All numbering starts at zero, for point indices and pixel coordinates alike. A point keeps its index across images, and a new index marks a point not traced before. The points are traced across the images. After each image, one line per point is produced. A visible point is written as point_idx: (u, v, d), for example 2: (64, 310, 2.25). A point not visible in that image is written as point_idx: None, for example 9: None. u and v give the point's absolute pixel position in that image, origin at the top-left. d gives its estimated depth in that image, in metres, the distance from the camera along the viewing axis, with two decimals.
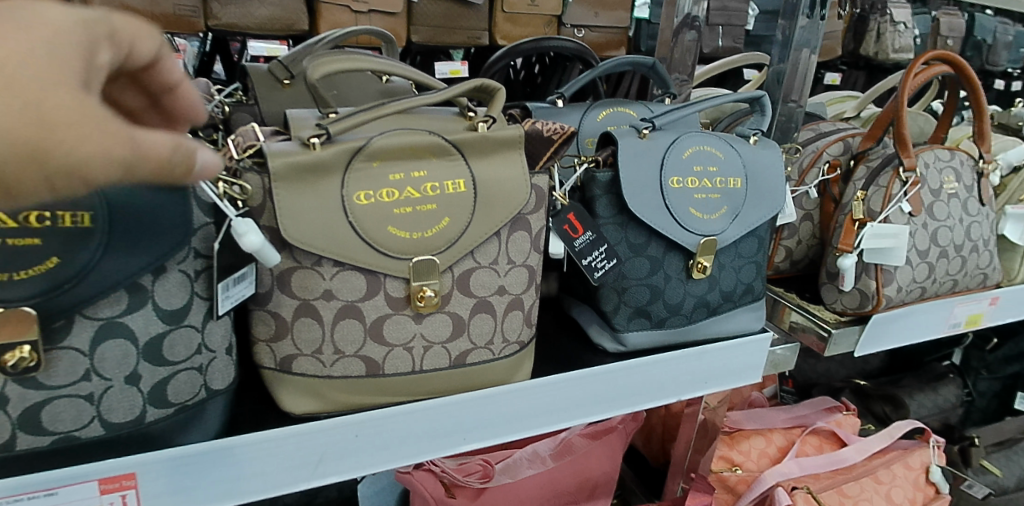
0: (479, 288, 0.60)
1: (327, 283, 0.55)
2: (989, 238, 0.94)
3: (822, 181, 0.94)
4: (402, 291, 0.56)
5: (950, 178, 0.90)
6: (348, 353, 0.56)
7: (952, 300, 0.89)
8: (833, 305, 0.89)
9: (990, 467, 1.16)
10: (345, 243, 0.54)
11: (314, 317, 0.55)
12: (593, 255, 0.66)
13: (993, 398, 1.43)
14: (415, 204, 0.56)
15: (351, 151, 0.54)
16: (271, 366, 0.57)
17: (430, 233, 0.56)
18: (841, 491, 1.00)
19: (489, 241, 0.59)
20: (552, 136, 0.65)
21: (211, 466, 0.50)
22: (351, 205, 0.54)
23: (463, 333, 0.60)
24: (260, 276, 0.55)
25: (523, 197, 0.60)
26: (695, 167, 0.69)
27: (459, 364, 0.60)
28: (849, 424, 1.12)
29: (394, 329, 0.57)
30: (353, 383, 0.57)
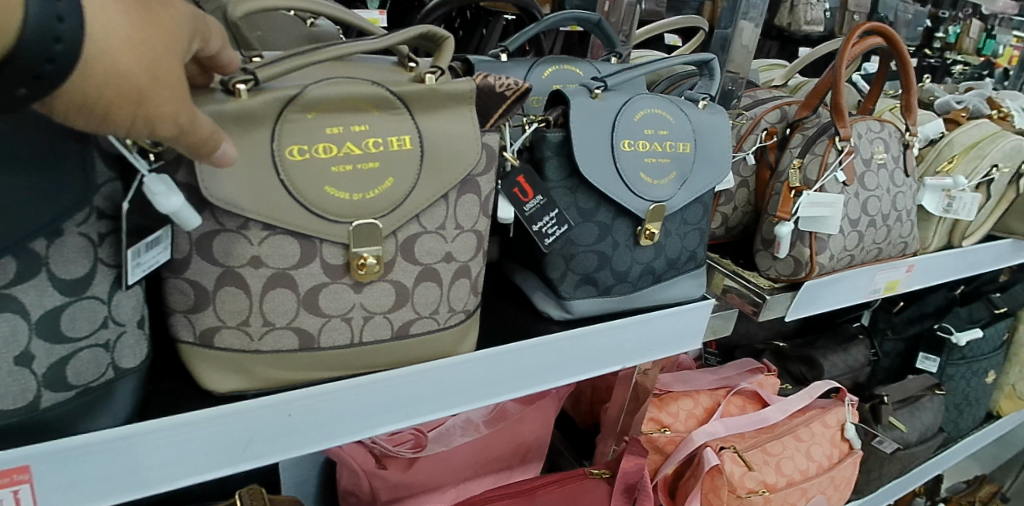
0: (424, 255, 0.56)
1: (255, 249, 0.49)
2: (911, 208, 0.98)
3: (759, 148, 0.94)
4: (340, 258, 0.52)
5: (879, 149, 0.92)
6: (279, 326, 0.51)
7: (876, 267, 0.92)
8: (767, 272, 0.90)
9: (898, 424, 1.25)
10: (276, 204, 0.48)
11: (241, 285, 0.50)
12: (543, 220, 0.63)
13: (897, 357, 1.52)
14: (355, 161, 0.50)
15: (282, 100, 0.47)
16: (191, 340, 0.51)
17: (372, 195, 0.51)
18: (765, 450, 1.03)
19: (435, 205, 0.55)
20: (506, 93, 0.60)
21: (125, 454, 0.44)
22: (282, 160, 0.48)
23: (406, 303, 0.56)
24: (177, 240, 0.48)
25: (473, 157, 0.56)
26: (646, 130, 0.67)
27: (402, 336, 0.56)
28: (770, 384, 1.16)
29: (332, 299, 0.52)
30: (285, 358, 0.52)
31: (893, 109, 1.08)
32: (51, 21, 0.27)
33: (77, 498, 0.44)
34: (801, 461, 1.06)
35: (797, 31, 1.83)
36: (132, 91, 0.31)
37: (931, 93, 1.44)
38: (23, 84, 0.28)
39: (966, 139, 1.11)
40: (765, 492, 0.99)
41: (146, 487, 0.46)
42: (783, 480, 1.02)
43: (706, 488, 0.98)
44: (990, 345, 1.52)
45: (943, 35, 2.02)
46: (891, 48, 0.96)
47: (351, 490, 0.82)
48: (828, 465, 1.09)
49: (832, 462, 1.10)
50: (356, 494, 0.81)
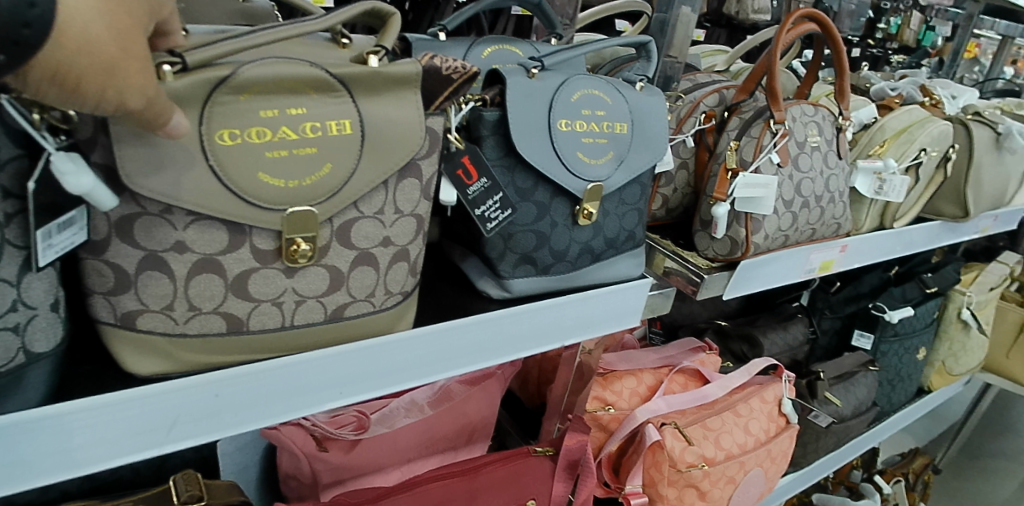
0: (360, 240, 0.55)
1: (179, 234, 0.48)
2: (844, 190, 1.01)
3: (698, 131, 0.96)
4: (272, 244, 0.51)
5: (813, 132, 0.95)
6: (205, 310, 0.50)
7: (809, 248, 0.95)
8: (705, 252, 0.92)
9: (833, 399, 1.30)
10: (205, 189, 0.47)
11: (165, 270, 0.48)
12: (487, 204, 0.63)
13: (834, 335, 1.58)
14: (291, 147, 0.49)
15: (213, 81, 0.45)
16: (113, 322, 0.49)
17: (309, 181, 0.50)
18: (704, 425, 1.07)
19: (374, 191, 0.55)
20: (452, 76, 0.58)
21: (43, 438, 0.43)
22: (212, 145, 0.47)
23: (341, 286, 0.55)
24: (94, 222, 0.47)
25: (417, 143, 0.56)
26: (584, 112, 0.67)
27: (336, 318, 0.56)
28: (711, 362, 1.19)
29: (261, 284, 0.51)
30: (212, 342, 0.51)
31: (829, 95, 1.12)
32: None
33: None
34: (739, 436, 1.09)
35: (745, 19, 1.87)
36: (104, 62, 0.33)
37: (868, 81, 1.50)
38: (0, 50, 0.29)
39: (897, 124, 1.15)
40: (703, 466, 1.02)
41: (69, 469, 0.45)
42: (721, 454, 1.06)
43: (649, 463, 1.02)
44: (921, 323, 1.59)
45: (884, 26, 2.09)
46: (825, 35, 0.98)
47: (292, 474, 0.81)
48: (765, 439, 1.13)
49: (770, 436, 1.14)
50: (297, 477, 0.80)
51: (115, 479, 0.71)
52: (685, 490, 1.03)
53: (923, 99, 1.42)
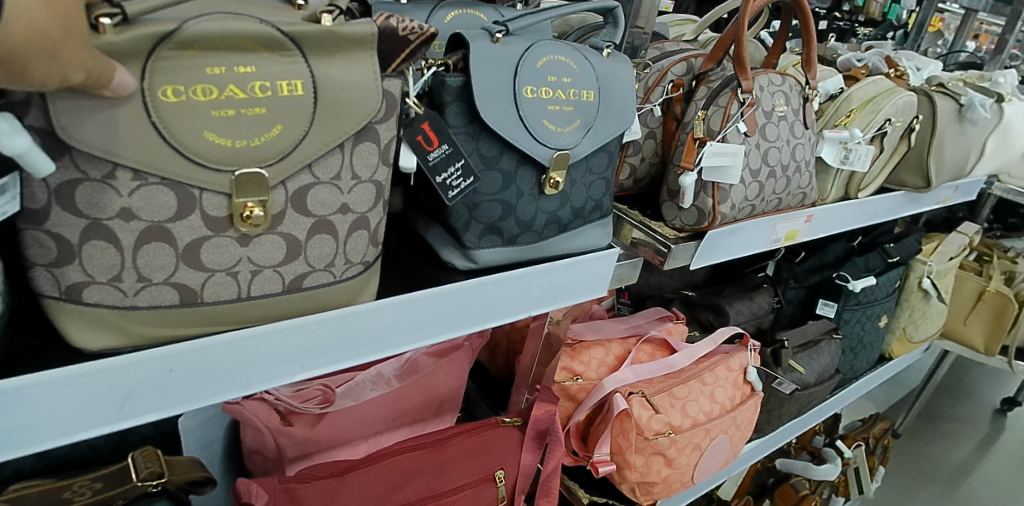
0: (318, 207, 0.53)
1: (124, 201, 0.46)
2: (809, 160, 1.01)
3: (665, 100, 0.95)
4: (224, 210, 0.49)
5: (780, 101, 0.95)
6: (155, 281, 0.49)
7: (775, 217, 0.96)
8: (672, 222, 0.92)
9: (797, 366, 1.32)
10: (149, 148, 0.45)
11: (109, 237, 0.46)
12: (448, 172, 0.61)
13: (799, 304, 1.60)
14: (240, 106, 0.47)
15: (155, 36, 0.43)
16: (57, 295, 0.47)
17: (258, 143, 0.48)
18: (671, 393, 1.08)
19: (330, 155, 0.53)
20: (409, 36, 0.56)
21: None
22: (155, 102, 0.45)
23: (299, 256, 0.54)
24: (31, 189, 0.44)
25: (374, 108, 0.54)
26: (549, 78, 0.66)
27: (295, 290, 0.54)
28: (678, 332, 1.21)
29: (214, 253, 0.50)
30: (163, 314, 0.49)
31: (796, 65, 1.12)
32: None
33: None
34: (705, 403, 1.11)
35: None
36: (48, 48, 0.35)
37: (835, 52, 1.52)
38: None
39: (863, 94, 1.16)
40: (670, 434, 1.04)
41: (18, 447, 0.43)
42: (688, 421, 1.07)
43: (616, 432, 1.04)
44: (883, 292, 1.63)
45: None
46: (794, 4, 0.98)
47: (257, 448, 0.80)
48: (730, 407, 1.15)
49: (735, 403, 1.16)
50: (262, 452, 0.79)
51: (72, 457, 0.70)
52: (652, 457, 1.04)
53: (888, 71, 1.42)
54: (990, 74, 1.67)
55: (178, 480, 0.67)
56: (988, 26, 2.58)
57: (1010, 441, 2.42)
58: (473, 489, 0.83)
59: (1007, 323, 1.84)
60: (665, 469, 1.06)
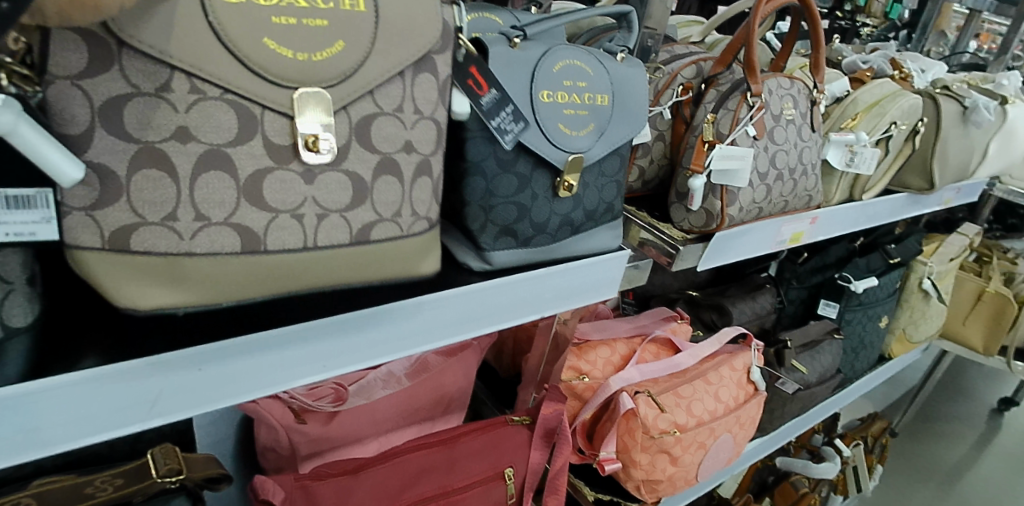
0: (382, 143, 0.54)
1: (181, 118, 0.46)
2: (816, 162, 1.02)
3: (675, 103, 0.96)
4: (287, 139, 0.49)
5: (788, 104, 0.96)
6: (216, 221, 0.49)
7: (781, 220, 0.98)
8: (680, 224, 0.93)
9: (799, 366, 1.34)
10: (206, 54, 0.45)
11: (165, 166, 0.46)
12: (501, 116, 0.62)
13: (801, 304, 1.61)
14: (301, 15, 0.48)
15: None
16: (104, 247, 0.46)
17: (321, 57, 0.49)
18: (676, 393, 1.09)
19: (390, 81, 0.54)
20: None
21: (17, 414, 0.42)
22: (213, 3, 0.45)
23: (365, 201, 0.55)
24: (71, 111, 0.44)
25: (434, 35, 0.56)
26: (566, 82, 0.67)
27: (360, 240, 0.56)
28: (682, 331, 1.22)
29: (278, 188, 0.50)
30: (222, 260, 0.49)
31: (803, 68, 1.13)
32: None
33: None
34: (709, 402, 1.12)
35: None
36: None
37: (840, 54, 1.52)
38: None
39: (869, 97, 1.17)
40: (675, 433, 1.05)
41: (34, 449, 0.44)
42: (692, 420, 1.08)
43: (622, 431, 1.05)
44: (884, 292, 1.65)
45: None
46: (803, 8, 0.98)
47: (270, 446, 0.81)
48: (734, 406, 1.16)
49: (738, 403, 1.17)
50: (275, 450, 0.81)
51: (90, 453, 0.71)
52: (657, 455, 1.05)
53: (893, 72, 1.44)
54: (994, 76, 1.68)
55: (195, 477, 0.69)
56: (991, 26, 2.58)
57: (1005, 440, 2.44)
58: (482, 487, 0.85)
59: (1006, 324, 1.86)
60: (669, 467, 1.07)
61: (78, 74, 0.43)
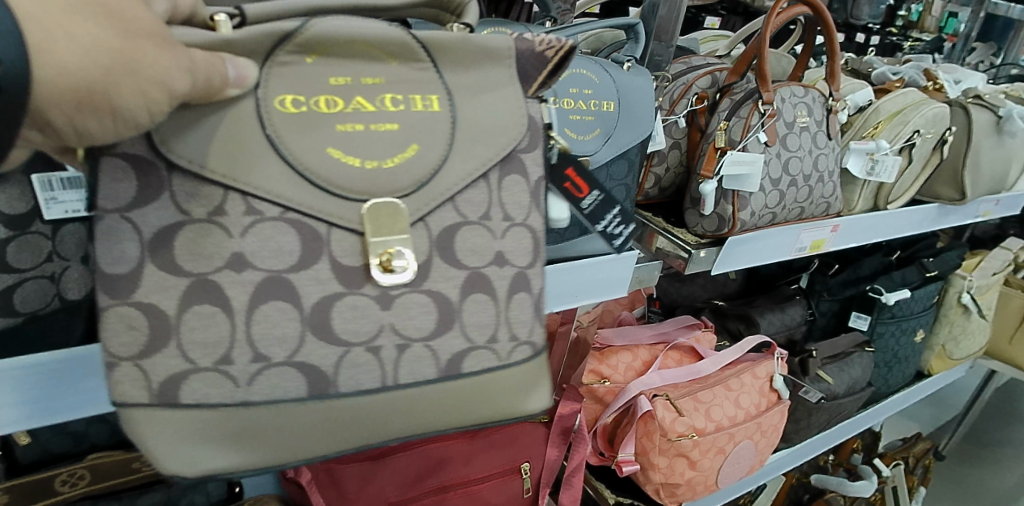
0: (465, 255, 0.56)
1: (237, 243, 0.49)
2: (833, 169, 1.04)
3: (690, 112, 0.99)
4: (359, 260, 0.51)
5: (802, 113, 0.98)
6: (279, 361, 0.49)
7: (799, 226, 0.99)
8: (694, 229, 0.96)
9: (824, 376, 1.33)
10: (269, 173, 0.49)
11: (218, 299, 0.48)
12: (603, 220, 0.72)
13: (833, 317, 1.59)
14: (367, 121, 0.52)
15: (276, 37, 0.49)
16: (150, 402, 0.47)
17: (392, 162, 0.52)
18: (695, 397, 1.11)
19: (472, 186, 0.57)
20: (546, 52, 0.61)
21: (84, 370, 0.51)
22: (271, 111, 0.49)
23: (453, 326, 0.55)
24: (119, 248, 0.47)
25: (513, 137, 0.59)
26: (572, 90, 0.71)
27: (454, 374, 0.55)
28: (706, 340, 1.24)
29: (353, 313, 0.51)
30: (283, 408, 0.50)
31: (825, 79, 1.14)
32: None
33: (43, 413, 0.50)
34: (730, 409, 1.13)
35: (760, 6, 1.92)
36: (121, 58, 0.36)
37: (870, 65, 1.52)
38: None
39: (891, 107, 1.17)
40: (694, 436, 1.06)
41: (82, 410, 0.52)
42: (711, 425, 1.10)
43: (640, 433, 1.07)
44: (920, 306, 1.62)
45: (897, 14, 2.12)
46: (818, 19, 1.00)
47: None
48: (755, 413, 1.16)
49: (760, 410, 1.18)
50: None
51: None
52: (675, 459, 1.07)
53: (925, 83, 1.45)
54: None
55: None
56: None
57: None
58: (499, 479, 0.89)
59: None
60: (688, 471, 1.08)
61: (127, 206, 0.47)
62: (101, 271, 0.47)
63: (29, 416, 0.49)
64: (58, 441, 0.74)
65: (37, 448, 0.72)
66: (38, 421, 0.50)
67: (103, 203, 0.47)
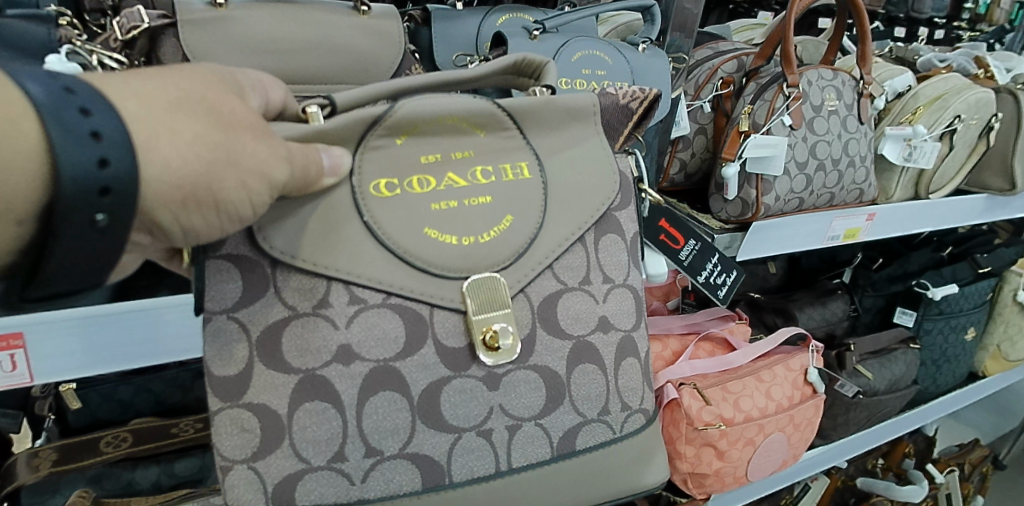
0: (571, 326, 0.63)
1: (344, 335, 0.55)
2: (865, 155, 1.03)
3: (716, 97, 0.98)
4: (463, 341, 0.58)
5: (831, 96, 0.97)
6: (392, 454, 0.56)
7: (831, 213, 0.97)
8: (719, 215, 0.96)
9: (863, 372, 1.29)
10: (371, 265, 0.55)
11: (329, 395, 0.54)
12: (706, 268, 0.83)
13: (877, 313, 1.55)
14: (460, 197, 0.58)
15: (367, 122, 0.55)
16: (269, 504, 0.54)
17: (493, 233, 0.59)
18: (724, 387, 1.09)
19: (570, 251, 0.63)
20: (627, 103, 0.70)
21: (138, 325, 0.56)
22: (367, 197, 0.56)
23: (562, 400, 0.62)
24: (229, 349, 0.54)
25: (606, 197, 0.66)
26: (585, 71, 0.78)
27: (567, 452, 0.62)
28: (740, 331, 1.22)
29: (463, 395, 0.58)
30: (399, 502, 0.56)
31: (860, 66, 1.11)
32: (88, 143, 0.38)
33: (103, 360, 0.55)
34: (761, 399, 1.11)
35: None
36: (222, 155, 0.44)
37: (917, 52, 1.47)
38: (100, 210, 0.39)
39: (931, 91, 1.14)
40: (720, 426, 1.05)
41: (139, 358, 0.57)
42: (740, 415, 1.08)
43: (667, 421, 1.06)
44: (971, 302, 1.55)
45: None
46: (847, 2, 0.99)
47: None
48: (788, 405, 1.14)
49: (793, 403, 1.16)
50: None
51: (182, 404, 0.83)
52: (702, 448, 1.06)
53: (975, 71, 1.39)
54: None
55: None
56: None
57: None
58: None
59: None
60: (716, 461, 1.07)
61: (234, 306, 0.54)
62: (214, 374, 0.53)
63: (89, 361, 0.55)
64: (107, 407, 0.80)
65: (87, 414, 0.78)
66: (96, 368, 0.55)
67: (211, 305, 0.53)
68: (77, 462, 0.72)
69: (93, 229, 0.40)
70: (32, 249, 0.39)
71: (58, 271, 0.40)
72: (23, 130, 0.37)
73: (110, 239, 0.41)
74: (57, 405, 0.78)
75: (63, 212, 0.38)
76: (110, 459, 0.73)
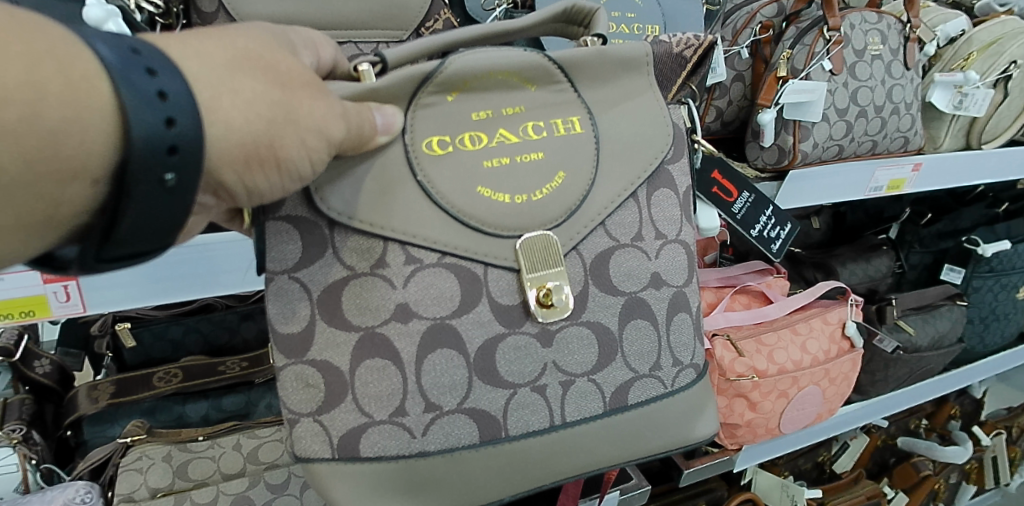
0: (623, 282, 0.63)
1: (401, 294, 0.56)
2: (911, 102, 0.99)
3: (754, 42, 0.96)
4: (517, 299, 0.58)
5: (875, 40, 0.94)
6: (450, 408, 0.57)
7: (874, 165, 0.93)
8: (755, 163, 0.94)
9: (905, 327, 1.26)
10: (427, 223, 0.56)
11: (388, 352, 0.55)
12: (761, 223, 0.83)
13: (923, 270, 1.51)
14: (513, 154, 0.58)
15: (420, 79, 0.56)
16: (334, 455, 0.55)
17: (546, 190, 0.59)
18: (759, 340, 1.09)
19: (623, 208, 0.63)
20: (684, 54, 0.72)
21: (183, 261, 0.59)
22: (422, 154, 0.56)
23: (615, 358, 0.63)
24: (292, 305, 0.55)
25: (660, 151, 0.65)
26: (615, 14, 0.82)
27: (621, 407, 0.63)
28: (778, 285, 1.19)
29: (517, 351, 0.59)
30: (459, 456, 0.58)
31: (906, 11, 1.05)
32: (156, 104, 0.40)
33: (156, 291, 0.59)
34: (795, 353, 1.11)
35: None
36: (281, 114, 0.46)
37: None
38: (169, 172, 0.41)
39: (985, 36, 1.08)
40: (753, 377, 1.05)
41: (189, 292, 0.60)
42: (774, 367, 1.08)
43: None
44: None
45: None
46: None
47: None
48: (824, 359, 1.13)
49: (829, 357, 1.15)
50: None
51: (230, 345, 0.89)
52: (733, 400, 1.06)
53: None
54: None
55: None
56: None
57: None
58: None
59: None
60: (748, 412, 1.07)
61: (294, 267, 0.55)
62: (278, 331, 0.55)
63: (144, 293, 0.58)
64: (160, 347, 0.86)
65: (142, 352, 0.85)
66: (149, 300, 0.59)
67: (273, 265, 0.55)
68: (131, 396, 0.80)
69: (162, 189, 0.41)
70: (106, 211, 0.41)
71: (130, 233, 0.42)
72: (96, 91, 0.39)
73: (179, 199, 0.42)
74: (115, 344, 0.85)
75: (135, 172, 0.40)
76: (161, 392, 0.81)
